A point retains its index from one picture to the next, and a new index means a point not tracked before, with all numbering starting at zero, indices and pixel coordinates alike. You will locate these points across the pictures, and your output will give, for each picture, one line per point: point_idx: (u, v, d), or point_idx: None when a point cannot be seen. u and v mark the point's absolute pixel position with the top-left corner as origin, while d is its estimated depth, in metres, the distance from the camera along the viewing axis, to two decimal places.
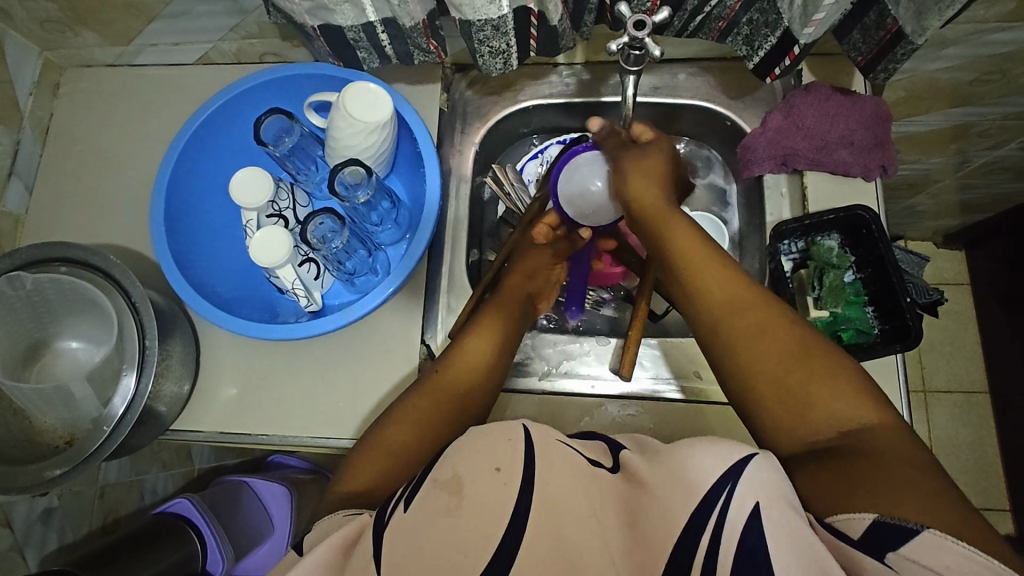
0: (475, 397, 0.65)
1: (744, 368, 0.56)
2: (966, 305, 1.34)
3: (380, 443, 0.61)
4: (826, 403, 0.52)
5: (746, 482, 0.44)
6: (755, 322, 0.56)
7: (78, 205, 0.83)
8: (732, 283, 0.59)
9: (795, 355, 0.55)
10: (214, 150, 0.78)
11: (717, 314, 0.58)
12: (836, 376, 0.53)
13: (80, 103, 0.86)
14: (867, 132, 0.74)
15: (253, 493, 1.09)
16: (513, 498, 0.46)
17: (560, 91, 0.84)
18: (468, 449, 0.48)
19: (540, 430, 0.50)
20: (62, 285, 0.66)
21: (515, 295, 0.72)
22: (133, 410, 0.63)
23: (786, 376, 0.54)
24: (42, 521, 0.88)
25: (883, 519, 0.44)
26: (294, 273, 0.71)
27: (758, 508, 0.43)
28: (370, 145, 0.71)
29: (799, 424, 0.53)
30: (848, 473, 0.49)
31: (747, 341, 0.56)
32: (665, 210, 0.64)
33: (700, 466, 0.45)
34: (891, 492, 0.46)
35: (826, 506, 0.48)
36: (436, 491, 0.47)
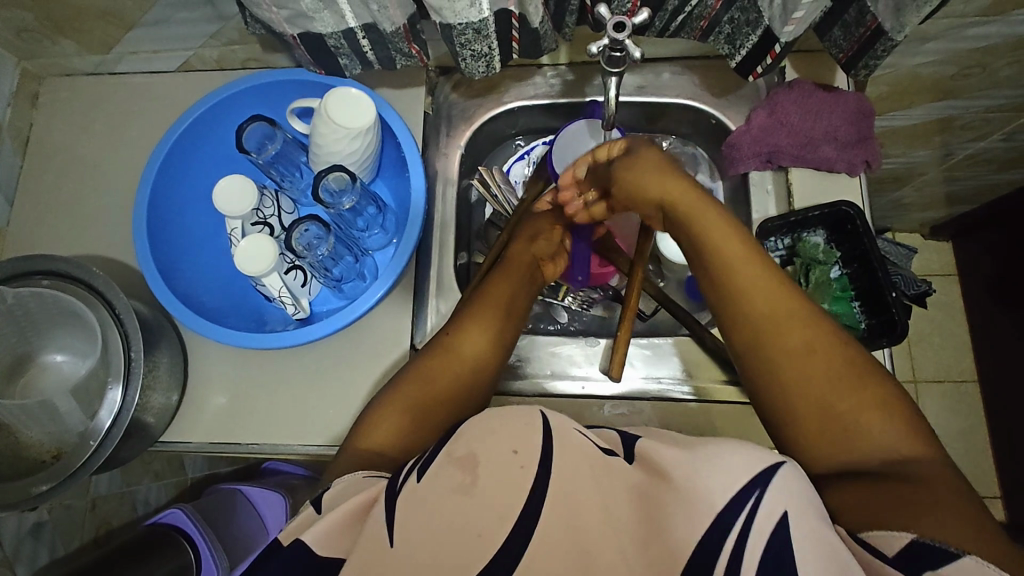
0: (476, 392, 0.64)
1: (782, 375, 0.56)
2: (954, 295, 1.35)
3: (385, 413, 0.61)
4: (862, 411, 0.53)
5: (774, 490, 0.43)
6: (796, 328, 0.57)
7: (59, 216, 0.82)
8: (765, 278, 0.59)
9: (831, 360, 0.55)
10: (198, 158, 0.77)
11: (754, 320, 0.58)
12: (878, 394, 0.53)
13: (60, 112, 0.85)
14: (850, 128, 0.75)
15: (246, 499, 1.07)
16: (530, 483, 0.46)
17: (545, 92, 0.84)
18: (483, 430, 0.47)
19: (558, 419, 0.49)
20: (44, 298, 0.66)
21: (522, 260, 0.74)
22: (119, 423, 0.62)
23: (819, 374, 0.55)
24: (32, 536, 0.88)
25: (923, 540, 0.44)
26: (280, 281, 0.71)
27: (787, 516, 0.43)
28: (354, 150, 0.71)
29: (834, 438, 0.53)
30: (886, 492, 0.48)
31: (776, 336, 0.57)
32: (697, 205, 0.63)
33: (731, 467, 0.44)
34: (931, 516, 0.46)
35: (859, 520, 0.48)
36: (450, 467, 0.46)
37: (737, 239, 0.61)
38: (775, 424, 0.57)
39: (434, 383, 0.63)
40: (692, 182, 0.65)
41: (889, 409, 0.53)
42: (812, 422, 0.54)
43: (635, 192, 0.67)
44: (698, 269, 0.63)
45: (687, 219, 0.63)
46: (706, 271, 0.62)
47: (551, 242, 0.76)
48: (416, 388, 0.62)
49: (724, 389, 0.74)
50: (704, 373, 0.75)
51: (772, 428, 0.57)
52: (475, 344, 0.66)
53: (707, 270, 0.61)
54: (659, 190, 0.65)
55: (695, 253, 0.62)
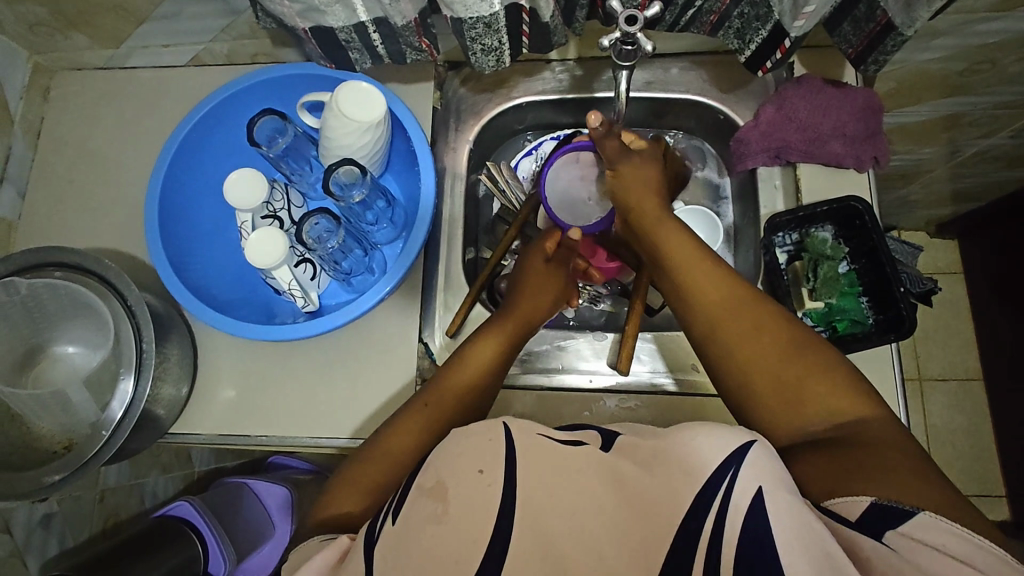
0: (479, 391, 0.66)
1: (741, 359, 0.56)
2: (960, 293, 1.35)
3: (390, 442, 0.62)
4: (810, 381, 0.54)
5: (747, 469, 0.45)
6: (744, 314, 0.57)
7: (70, 209, 0.82)
8: (722, 279, 0.59)
9: (776, 337, 0.56)
10: (209, 151, 0.78)
11: (710, 317, 0.58)
12: (823, 363, 0.54)
13: (70, 106, 0.85)
14: (859, 123, 0.75)
15: (252, 493, 1.07)
16: (497, 499, 0.46)
17: (553, 87, 0.84)
18: (449, 455, 0.48)
19: (521, 424, 0.50)
20: (56, 289, 0.66)
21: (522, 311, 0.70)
22: (131, 414, 0.63)
23: (772, 359, 0.55)
24: (42, 527, 0.89)
25: (882, 501, 0.46)
26: (290, 274, 0.71)
27: (761, 490, 0.44)
28: (364, 144, 0.71)
29: (789, 413, 0.54)
30: (846, 459, 0.50)
31: (728, 327, 0.57)
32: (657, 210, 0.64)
33: (703, 450, 0.46)
34: (884, 475, 0.48)
35: (823, 491, 0.50)
36: (422, 499, 0.47)
37: (693, 246, 0.61)
38: (741, 413, 0.57)
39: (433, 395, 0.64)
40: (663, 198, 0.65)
41: (831, 371, 0.54)
42: (773, 407, 0.54)
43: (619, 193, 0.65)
44: (658, 271, 0.64)
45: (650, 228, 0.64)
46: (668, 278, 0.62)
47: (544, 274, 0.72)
48: (418, 404, 0.64)
49: None
50: None
51: (730, 408, 0.58)
52: (475, 360, 0.67)
53: (666, 272, 0.62)
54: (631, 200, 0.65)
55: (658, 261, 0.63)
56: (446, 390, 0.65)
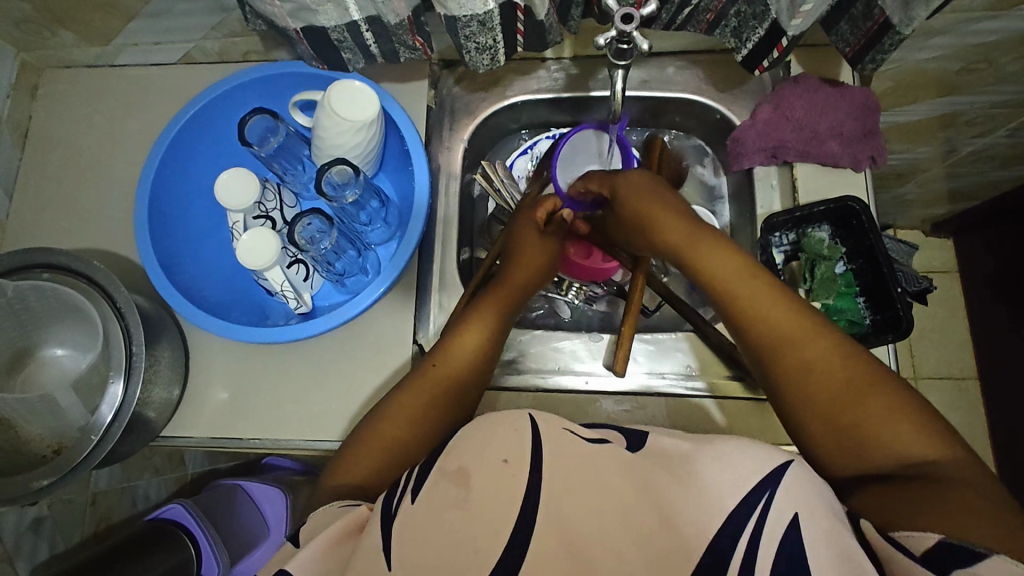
0: (477, 379, 0.66)
1: (804, 388, 0.54)
2: (955, 292, 1.35)
3: (392, 415, 0.62)
4: (880, 420, 0.51)
5: (784, 490, 0.45)
6: (807, 339, 0.55)
7: (59, 209, 0.81)
8: (770, 297, 0.57)
9: (844, 369, 0.53)
10: (199, 150, 0.76)
11: (769, 338, 0.56)
12: (898, 403, 0.51)
13: (59, 105, 0.84)
14: (855, 123, 0.75)
15: (247, 496, 1.06)
16: (520, 492, 0.46)
17: (549, 86, 0.83)
18: (471, 444, 0.49)
19: (546, 418, 0.51)
20: (44, 291, 0.65)
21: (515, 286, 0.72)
22: (120, 418, 0.61)
23: (838, 390, 0.53)
24: (33, 531, 0.88)
25: (949, 540, 0.42)
26: (282, 275, 0.70)
27: (797, 518, 0.44)
28: (358, 143, 0.70)
29: (855, 448, 0.51)
30: (914, 496, 0.47)
31: (789, 354, 0.55)
32: (683, 221, 0.64)
33: (737, 469, 0.46)
34: (958, 517, 0.44)
35: (885, 521, 0.47)
36: (444, 481, 0.47)
37: (733, 254, 0.60)
38: (802, 443, 0.55)
39: (438, 359, 0.65)
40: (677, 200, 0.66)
41: (907, 414, 0.51)
42: (821, 431, 0.53)
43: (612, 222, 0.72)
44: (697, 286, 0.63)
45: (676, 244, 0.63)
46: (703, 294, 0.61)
47: (540, 245, 0.74)
48: (416, 382, 0.64)
49: (732, 384, 0.73)
50: (705, 369, 0.75)
51: (790, 434, 0.56)
52: (472, 339, 0.66)
53: (703, 285, 0.61)
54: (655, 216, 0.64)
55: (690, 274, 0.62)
56: (453, 367, 0.65)
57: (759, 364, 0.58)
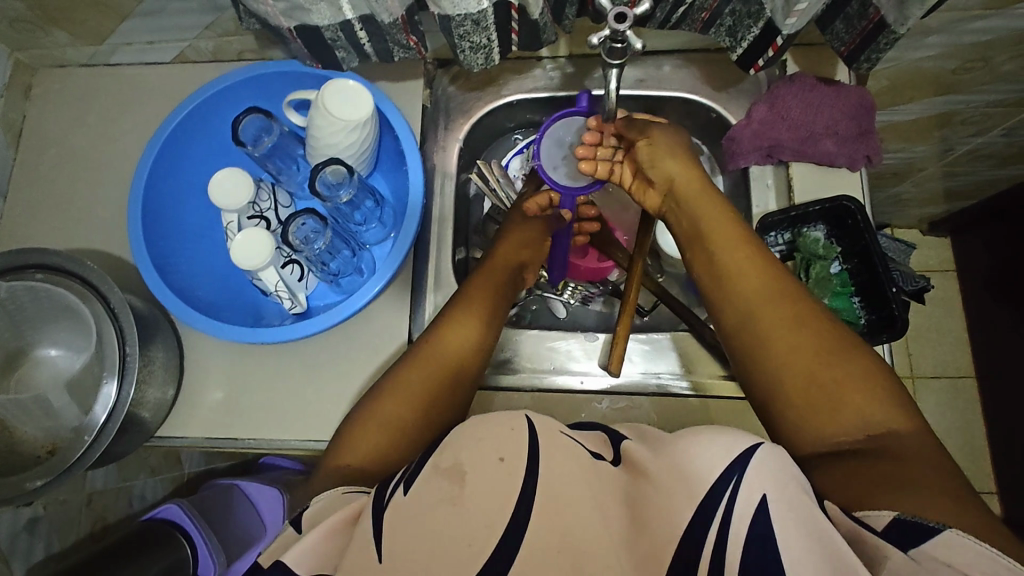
0: (469, 367, 0.66)
1: (775, 353, 0.56)
2: (952, 291, 1.35)
3: (384, 400, 0.62)
4: (847, 387, 0.53)
5: (752, 472, 0.44)
6: (784, 305, 0.57)
7: (52, 209, 0.81)
8: (756, 261, 0.59)
9: (816, 337, 0.55)
10: (193, 151, 0.76)
11: (748, 301, 0.58)
12: (868, 375, 0.53)
13: (53, 105, 0.84)
14: (851, 122, 0.74)
15: (243, 495, 1.06)
16: (519, 488, 0.46)
17: (544, 85, 0.83)
18: (468, 440, 0.48)
19: (544, 423, 0.50)
20: (37, 292, 0.65)
21: (505, 262, 0.73)
22: (114, 418, 0.61)
23: (809, 357, 0.54)
24: (28, 531, 0.88)
25: (905, 516, 0.44)
26: (276, 275, 0.70)
27: (766, 499, 0.43)
28: (352, 142, 0.69)
29: (823, 415, 0.53)
30: (876, 472, 0.49)
31: (764, 319, 0.57)
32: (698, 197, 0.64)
33: (705, 456, 0.45)
34: (914, 493, 0.46)
35: (851, 500, 0.48)
36: (438, 477, 0.47)
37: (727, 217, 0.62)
38: (769, 414, 0.56)
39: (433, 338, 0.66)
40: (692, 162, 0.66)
41: (875, 386, 0.53)
42: (802, 409, 0.54)
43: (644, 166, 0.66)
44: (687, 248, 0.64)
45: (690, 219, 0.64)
46: (709, 269, 0.61)
47: (540, 248, 0.76)
48: (411, 366, 0.64)
49: (727, 384, 0.73)
50: (701, 369, 0.74)
51: (757, 404, 0.57)
52: (467, 325, 0.67)
53: (696, 245, 0.63)
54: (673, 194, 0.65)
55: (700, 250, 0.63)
56: (443, 354, 0.65)
57: (733, 332, 0.59)
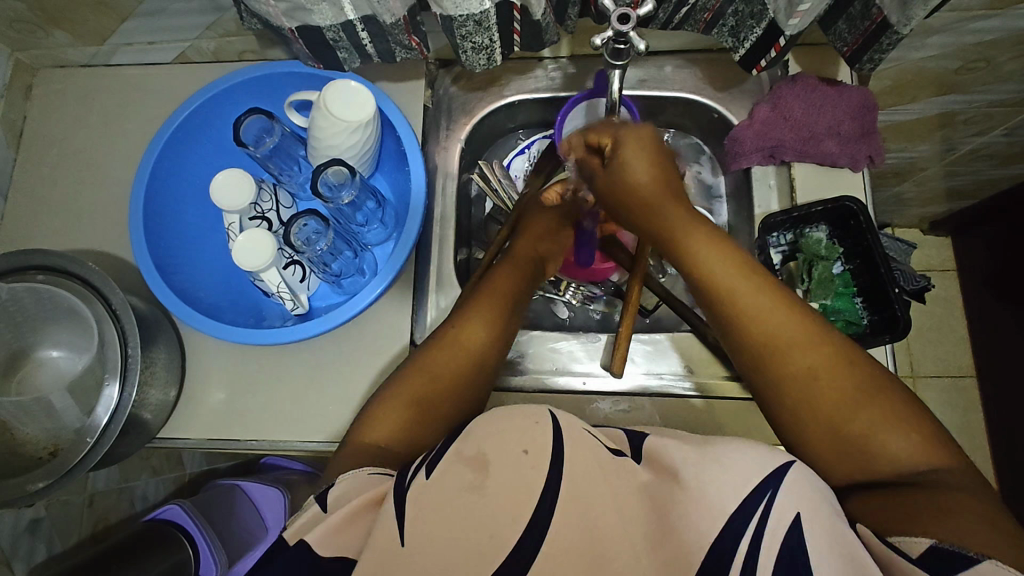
0: (490, 355, 0.65)
1: (796, 398, 0.52)
2: (953, 291, 1.36)
3: (389, 407, 0.60)
4: (875, 429, 0.50)
5: (785, 490, 0.44)
6: (800, 347, 0.53)
7: (53, 210, 0.81)
8: (759, 295, 0.55)
9: (837, 380, 0.51)
10: (195, 152, 0.76)
11: (759, 342, 0.54)
12: (895, 413, 0.50)
13: (53, 105, 0.84)
14: (853, 123, 0.75)
15: (246, 496, 1.06)
16: (540, 483, 0.46)
17: (546, 86, 0.83)
18: (490, 431, 0.48)
19: (569, 419, 0.49)
20: (39, 293, 0.64)
21: (528, 255, 0.74)
22: (116, 419, 0.61)
23: (833, 401, 0.51)
24: (30, 532, 0.88)
25: (941, 545, 0.42)
26: (278, 276, 0.70)
27: (799, 517, 0.43)
28: (354, 143, 0.69)
29: (851, 456, 0.50)
30: (908, 500, 0.46)
31: (781, 362, 0.53)
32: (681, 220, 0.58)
33: (738, 471, 0.45)
34: (952, 519, 0.44)
35: (885, 523, 0.46)
36: (460, 466, 0.47)
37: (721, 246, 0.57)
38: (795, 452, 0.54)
39: (459, 324, 0.66)
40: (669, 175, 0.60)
41: (904, 422, 0.50)
42: (823, 443, 0.51)
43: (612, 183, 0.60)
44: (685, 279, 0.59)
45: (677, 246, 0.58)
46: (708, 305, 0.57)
47: (562, 239, 0.77)
48: (423, 368, 0.63)
49: (729, 384, 0.73)
50: (704, 369, 0.74)
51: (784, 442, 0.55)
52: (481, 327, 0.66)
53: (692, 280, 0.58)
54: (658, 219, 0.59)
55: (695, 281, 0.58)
56: (451, 357, 0.64)
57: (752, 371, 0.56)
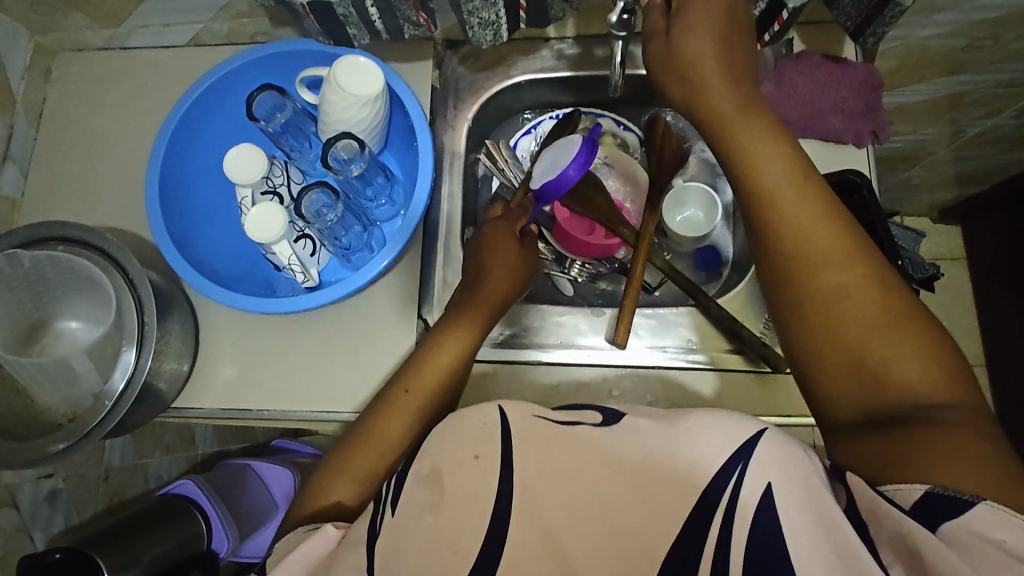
0: (448, 392, 0.66)
1: (821, 312, 0.52)
2: (963, 279, 1.35)
3: (371, 435, 0.62)
4: (894, 355, 0.49)
5: (755, 463, 0.44)
6: (834, 263, 0.53)
7: (70, 188, 0.83)
8: (801, 206, 0.55)
9: (868, 300, 0.51)
10: (209, 130, 0.78)
11: (791, 251, 0.54)
12: (921, 343, 0.49)
13: (71, 86, 0.86)
14: (857, 100, 0.75)
15: (256, 475, 1.08)
16: (495, 485, 0.48)
17: (551, 66, 0.84)
18: (445, 444, 0.50)
19: (518, 408, 0.51)
20: (58, 262, 0.66)
21: (489, 297, 0.71)
22: (133, 384, 0.63)
23: (859, 322, 0.51)
24: (49, 502, 0.90)
25: (937, 490, 0.43)
26: (289, 249, 0.72)
27: (770, 488, 0.44)
28: (363, 117, 0.70)
29: (863, 379, 0.50)
30: (908, 434, 0.46)
31: (812, 274, 0.53)
32: (740, 114, 0.59)
33: (712, 443, 0.45)
34: (950, 459, 0.44)
35: (880, 473, 0.46)
36: (418, 488, 0.49)
37: (776, 148, 0.57)
38: (803, 370, 0.54)
39: (412, 387, 0.65)
40: (731, 73, 0.60)
41: (926, 351, 0.49)
42: (835, 363, 0.51)
43: (672, 52, 0.60)
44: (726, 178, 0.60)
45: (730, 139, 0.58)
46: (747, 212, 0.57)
47: (516, 267, 0.73)
48: (401, 391, 0.64)
49: (732, 357, 0.74)
50: (708, 343, 0.76)
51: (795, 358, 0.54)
52: (450, 352, 0.67)
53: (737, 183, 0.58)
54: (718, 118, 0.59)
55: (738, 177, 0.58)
56: (427, 375, 0.65)
57: (779, 283, 0.55)
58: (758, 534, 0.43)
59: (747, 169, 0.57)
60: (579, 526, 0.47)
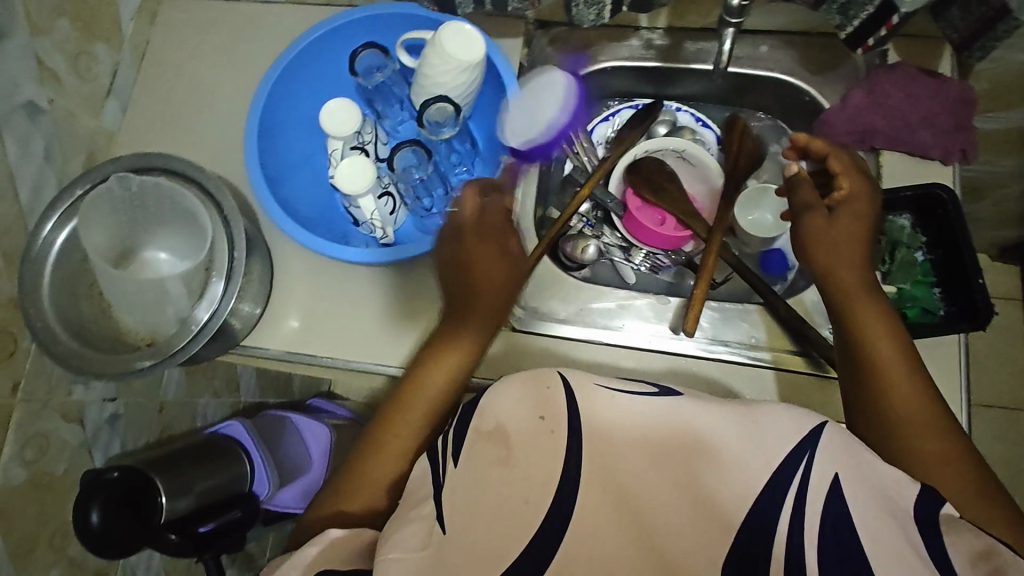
0: (444, 403, 0.66)
1: (923, 473, 0.56)
2: (1017, 319, 1.32)
3: (375, 463, 0.64)
4: (991, 520, 0.54)
5: (822, 453, 0.47)
6: (932, 434, 0.58)
7: (164, 128, 0.87)
8: (907, 377, 0.60)
9: (964, 471, 0.56)
10: (306, 83, 0.80)
11: (896, 418, 0.58)
12: (1006, 512, 0.55)
13: (174, 31, 0.90)
14: (949, 116, 0.75)
15: (295, 429, 1.13)
16: (563, 448, 0.49)
17: (639, 55, 0.85)
18: (507, 400, 0.50)
19: (578, 375, 0.51)
20: (162, 190, 0.70)
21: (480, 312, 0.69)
22: (218, 316, 0.66)
23: (959, 488, 0.55)
24: (110, 425, 0.93)
25: None
26: (373, 204, 0.75)
27: (838, 477, 0.47)
28: (460, 83, 0.72)
29: None
30: None
31: (916, 441, 0.57)
32: (864, 286, 0.64)
33: (779, 432, 0.48)
34: None
35: None
36: (482, 444, 0.49)
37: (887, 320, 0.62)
38: None
39: (410, 410, 0.66)
40: (867, 240, 0.66)
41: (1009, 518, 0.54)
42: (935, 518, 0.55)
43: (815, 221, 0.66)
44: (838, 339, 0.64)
45: (849, 294, 0.64)
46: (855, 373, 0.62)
47: (502, 259, 0.70)
48: (403, 413, 0.66)
49: (795, 359, 0.74)
50: (769, 341, 0.76)
51: None
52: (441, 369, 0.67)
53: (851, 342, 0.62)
54: (843, 276, 0.64)
55: (845, 328, 0.63)
56: (419, 393, 0.66)
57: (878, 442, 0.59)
58: (827, 523, 0.46)
59: (864, 335, 0.62)
60: (654, 495, 0.47)
